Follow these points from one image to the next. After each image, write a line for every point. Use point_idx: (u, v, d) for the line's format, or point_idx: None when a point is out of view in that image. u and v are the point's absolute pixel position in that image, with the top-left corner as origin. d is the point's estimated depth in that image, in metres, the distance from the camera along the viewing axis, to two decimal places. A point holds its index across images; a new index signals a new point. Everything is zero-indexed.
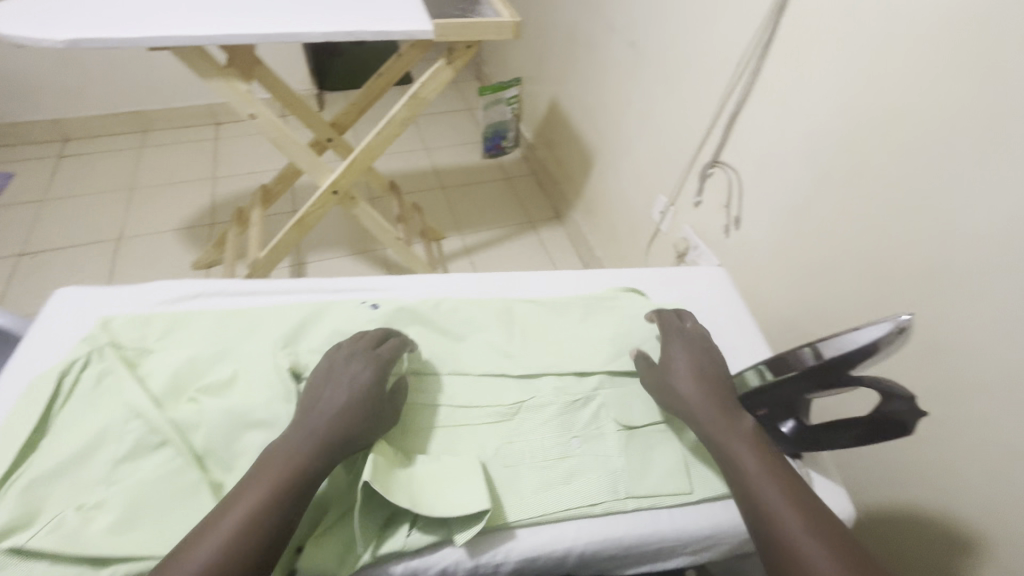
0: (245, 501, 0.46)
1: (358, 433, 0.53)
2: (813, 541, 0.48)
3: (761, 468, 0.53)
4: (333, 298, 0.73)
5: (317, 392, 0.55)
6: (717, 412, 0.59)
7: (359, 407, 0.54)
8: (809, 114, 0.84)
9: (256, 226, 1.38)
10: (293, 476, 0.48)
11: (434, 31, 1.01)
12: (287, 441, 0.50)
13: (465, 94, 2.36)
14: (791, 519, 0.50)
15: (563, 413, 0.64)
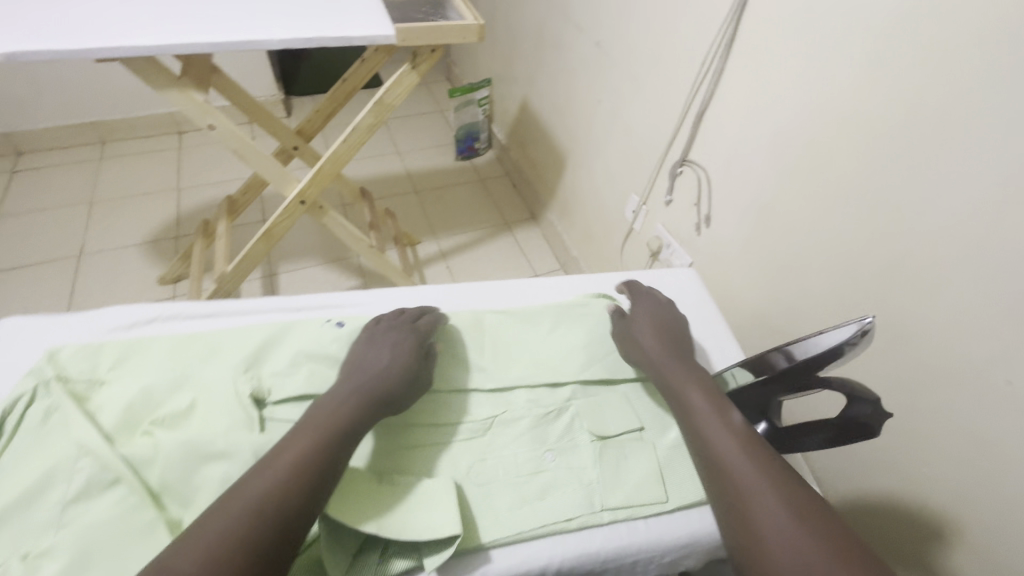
0: (295, 445, 0.50)
1: (396, 392, 0.58)
2: (743, 460, 0.52)
3: (704, 401, 0.58)
4: (298, 316, 0.71)
5: (360, 356, 0.61)
6: (671, 359, 0.65)
7: (398, 370, 0.59)
8: (772, 112, 0.84)
9: (222, 238, 1.34)
10: (340, 426, 0.52)
11: (396, 36, 0.99)
12: (335, 396, 0.55)
13: (436, 95, 2.33)
14: (727, 443, 0.54)
15: (535, 426, 0.64)
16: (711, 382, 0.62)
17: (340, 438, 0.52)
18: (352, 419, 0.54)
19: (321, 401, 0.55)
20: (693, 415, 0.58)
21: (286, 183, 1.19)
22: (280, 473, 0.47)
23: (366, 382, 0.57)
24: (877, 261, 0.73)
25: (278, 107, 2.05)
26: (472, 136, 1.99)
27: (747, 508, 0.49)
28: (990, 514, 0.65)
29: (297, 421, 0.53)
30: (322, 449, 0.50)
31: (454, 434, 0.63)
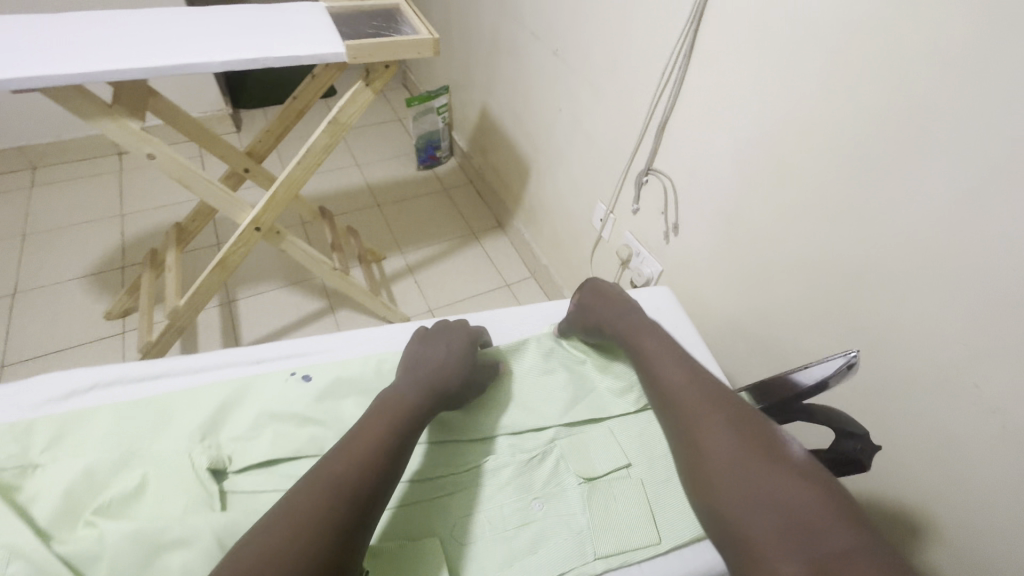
0: (366, 434, 0.54)
1: (458, 385, 0.64)
2: (695, 399, 0.58)
3: (660, 353, 0.64)
4: (256, 369, 0.67)
5: (418, 353, 0.66)
6: (628, 319, 0.70)
7: (459, 364, 0.65)
8: (733, 123, 0.84)
9: (172, 270, 1.25)
10: (410, 414, 0.58)
11: (346, 53, 0.95)
12: (404, 386, 0.61)
13: (394, 104, 2.27)
14: (681, 387, 0.60)
15: (521, 473, 0.63)
16: (666, 335, 0.67)
17: (410, 424, 0.57)
18: (421, 409, 0.59)
19: (390, 390, 0.60)
20: (652, 367, 0.64)
21: (239, 211, 1.13)
22: (360, 454, 0.52)
23: (428, 375, 0.62)
24: (843, 270, 0.74)
25: (227, 123, 1.95)
26: (433, 145, 1.96)
27: (697, 439, 0.55)
28: (962, 512, 0.66)
29: (367, 409, 0.58)
30: (396, 433, 0.55)
31: (442, 488, 0.61)
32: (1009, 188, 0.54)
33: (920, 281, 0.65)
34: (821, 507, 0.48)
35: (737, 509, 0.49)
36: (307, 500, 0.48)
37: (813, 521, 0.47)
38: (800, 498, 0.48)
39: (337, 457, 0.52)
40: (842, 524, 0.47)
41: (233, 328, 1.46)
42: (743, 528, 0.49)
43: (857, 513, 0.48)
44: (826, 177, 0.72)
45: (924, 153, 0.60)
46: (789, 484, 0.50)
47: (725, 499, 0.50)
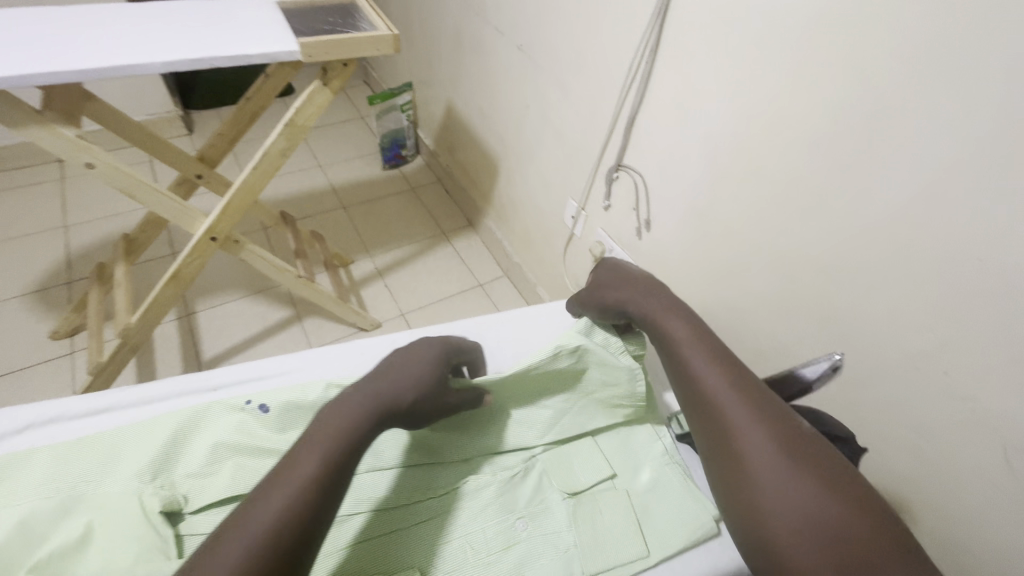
0: (306, 460, 0.48)
1: (416, 400, 0.56)
2: (737, 403, 0.52)
3: (687, 340, 0.59)
4: (213, 397, 0.64)
5: (389, 366, 0.58)
6: (654, 305, 0.64)
7: (421, 378, 0.57)
8: (702, 118, 0.84)
9: (122, 284, 1.17)
10: (357, 433, 0.51)
11: (301, 51, 0.90)
12: (351, 400, 0.53)
13: (356, 101, 2.20)
14: (718, 388, 0.54)
15: (503, 492, 0.61)
16: (701, 324, 0.61)
17: (352, 447, 0.50)
18: (366, 428, 0.52)
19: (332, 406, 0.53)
20: (683, 363, 0.58)
21: (191, 220, 1.07)
22: (294, 488, 0.45)
23: (382, 390, 0.55)
24: (814, 263, 0.74)
25: (178, 125, 1.85)
26: (398, 144, 1.91)
27: (739, 451, 0.49)
28: (935, 496, 0.68)
29: (306, 428, 0.51)
30: (335, 458, 0.48)
31: (411, 517, 0.58)
32: (975, 179, 0.55)
33: (890, 272, 0.65)
34: (881, 542, 0.43)
35: (783, 537, 0.45)
36: (231, 550, 0.41)
37: (873, 558, 0.42)
38: (859, 531, 0.43)
39: (266, 493, 0.45)
40: (907, 565, 0.42)
41: (193, 342, 1.38)
42: (789, 559, 0.44)
43: (916, 548, 0.43)
44: (795, 171, 0.72)
45: (891, 146, 0.61)
46: (847, 514, 0.44)
47: (769, 525, 0.46)
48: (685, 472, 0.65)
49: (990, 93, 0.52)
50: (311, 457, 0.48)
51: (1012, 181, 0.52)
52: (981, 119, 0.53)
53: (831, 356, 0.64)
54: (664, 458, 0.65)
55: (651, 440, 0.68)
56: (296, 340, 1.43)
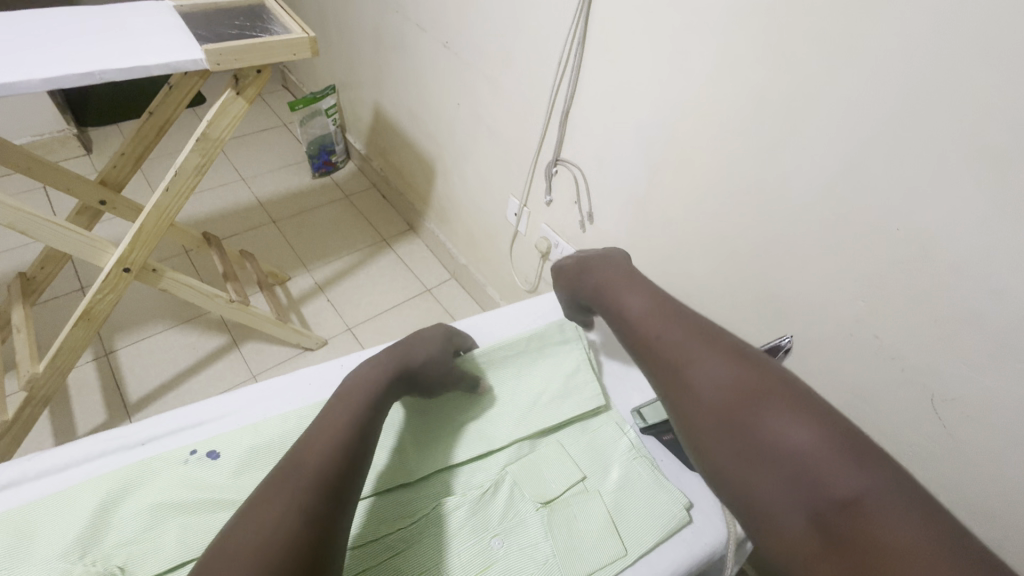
0: (334, 415, 0.54)
1: (426, 366, 0.64)
2: (675, 346, 0.55)
3: (632, 304, 0.62)
4: (146, 452, 0.57)
5: (412, 339, 0.65)
6: (597, 271, 0.69)
7: (431, 351, 0.65)
8: (634, 108, 0.85)
9: (23, 330, 1.05)
10: (356, 423, 0.54)
11: (208, 59, 0.82)
12: (372, 365, 0.61)
13: (276, 109, 2.09)
14: (654, 338, 0.57)
15: (473, 511, 0.59)
16: (644, 288, 0.64)
17: (361, 427, 0.53)
18: (384, 385, 0.59)
19: (336, 396, 0.57)
20: (624, 319, 0.62)
21: (99, 252, 0.97)
22: (337, 433, 0.51)
23: (402, 359, 0.62)
24: (750, 244, 0.77)
25: (73, 145, 1.68)
26: (327, 150, 1.82)
27: (683, 394, 0.52)
28: None
29: (333, 394, 0.58)
30: (348, 436, 0.52)
31: (384, 552, 0.55)
32: (890, 152, 0.58)
33: (819, 246, 0.69)
34: (820, 445, 0.44)
35: (731, 465, 0.47)
36: (286, 489, 0.46)
37: (811, 463, 0.43)
38: (797, 440, 0.45)
39: (311, 445, 0.50)
40: (846, 465, 0.42)
41: (116, 384, 1.26)
42: (741, 484, 0.46)
43: (864, 449, 0.43)
44: (725, 156, 0.75)
45: (813, 126, 0.64)
46: (785, 425, 0.46)
47: (718, 457, 0.48)
48: (652, 463, 0.66)
49: (897, 72, 0.55)
50: (338, 413, 0.54)
51: (921, 153, 0.56)
52: (891, 96, 0.56)
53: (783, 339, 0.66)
54: (630, 453, 0.67)
55: (617, 436, 0.69)
56: (235, 369, 1.33)
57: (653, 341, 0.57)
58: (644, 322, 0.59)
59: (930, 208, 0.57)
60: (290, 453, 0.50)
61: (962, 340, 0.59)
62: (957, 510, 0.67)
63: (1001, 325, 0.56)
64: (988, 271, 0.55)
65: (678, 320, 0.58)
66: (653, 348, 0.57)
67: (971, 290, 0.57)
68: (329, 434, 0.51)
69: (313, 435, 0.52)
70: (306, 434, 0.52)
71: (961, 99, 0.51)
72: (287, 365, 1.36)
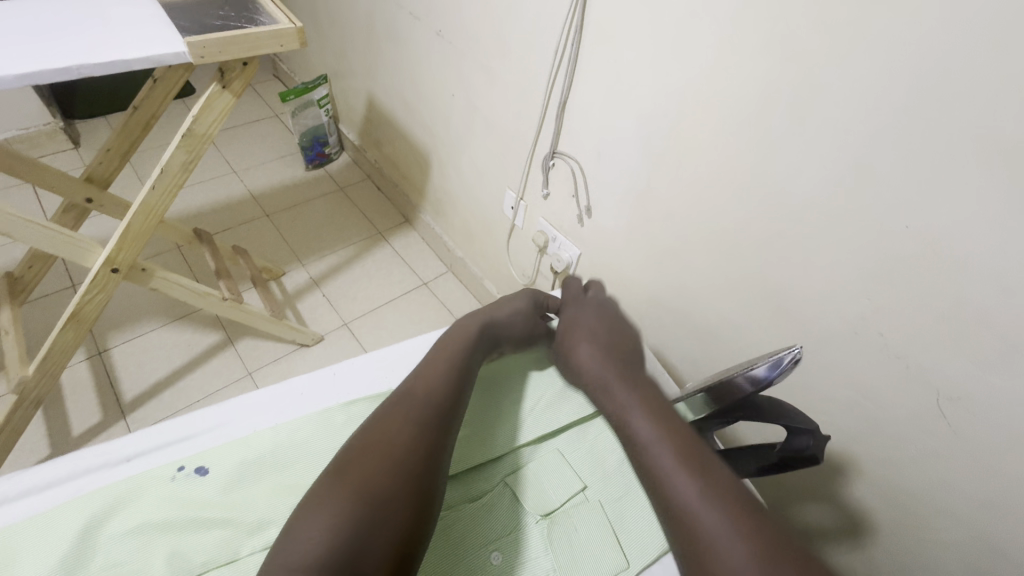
0: (444, 356, 0.64)
1: (510, 323, 0.74)
2: (708, 507, 0.50)
3: (651, 434, 0.56)
4: (132, 468, 0.56)
5: (498, 302, 0.77)
6: (619, 392, 0.63)
7: (518, 311, 0.76)
8: (633, 100, 0.82)
9: (11, 332, 1.03)
10: (456, 370, 0.63)
11: (191, 52, 0.79)
12: (465, 321, 0.71)
13: (267, 99, 2.05)
14: (689, 493, 0.51)
15: (471, 525, 0.58)
16: (663, 414, 0.59)
17: (462, 364, 0.64)
18: (480, 333, 0.70)
19: (439, 342, 0.67)
20: (648, 458, 0.55)
21: (86, 252, 0.94)
22: (447, 371, 0.62)
23: (491, 316, 0.73)
24: (753, 240, 0.75)
25: (60, 139, 1.65)
26: (320, 141, 1.78)
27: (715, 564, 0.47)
28: (881, 449, 0.71)
29: (441, 337, 0.68)
30: (454, 373, 0.62)
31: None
32: (899, 147, 0.56)
33: (824, 243, 0.67)
34: None
35: None
36: (407, 412, 0.56)
37: None
38: None
39: (426, 377, 0.61)
40: None
41: (110, 383, 1.24)
42: None
43: None
44: (728, 149, 0.72)
45: (818, 119, 0.61)
46: None
47: None
48: None
49: (909, 62, 0.52)
50: (447, 356, 0.64)
51: (932, 146, 0.54)
52: (901, 86, 0.54)
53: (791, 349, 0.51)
54: None
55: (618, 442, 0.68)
56: (231, 366, 1.31)
57: (676, 491, 0.52)
58: (665, 463, 0.54)
59: (940, 204, 0.55)
60: (409, 383, 0.61)
61: (970, 338, 0.58)
62: (961, 509, 0.66)
63: (1012, 324, 0.54)
64: (999, 269, 0.53)
65: (702, 467, 0.53)
66: (677, 499, 0.51)
67: (981, 289, 0.55)
68: (439, 371, 0.62)
69: (429, 366, 0.63)
70: (423, 365, 0.64)
71: (975, 91, 0.49)
72: (283, 362, 1.35)
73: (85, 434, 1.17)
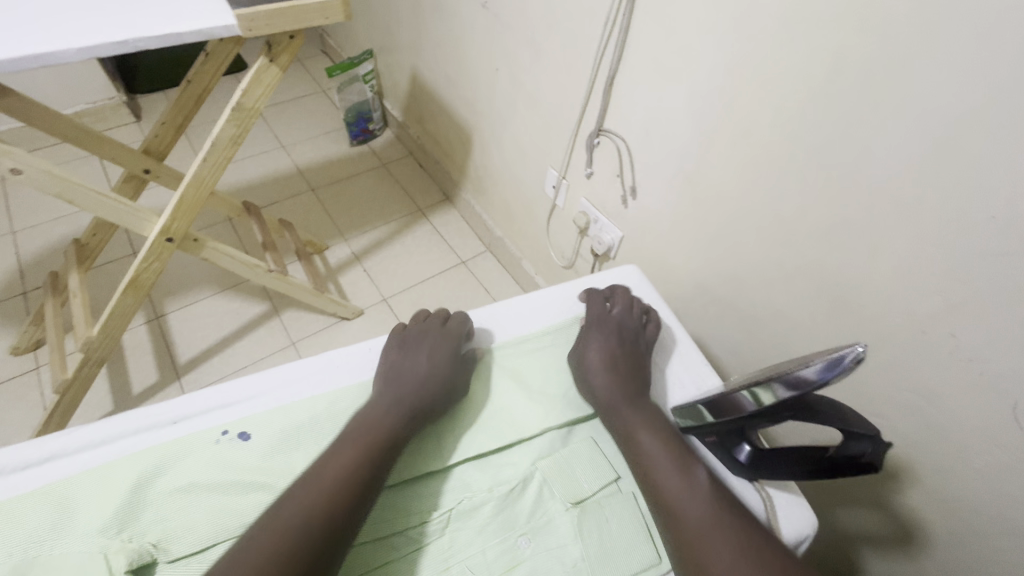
0: (346, 456, 0.54)
1: (437, 397, 0.63)
2: (701, 515, 0.53)
3: (654, 445, 0.59)
4: (179, 428, 0.59)
5: (409, 367, 0.65)
6: (626, 410, 0.63)
7: (439, 376, 0.64)
8: (688, 75, 0.77)
9: (78, 294, 1.09)
10: (374, 457, 0.55)
11: (241, 24, 0.80)
12: (381, 401, 0.60)
13: (315, 74, 2.07)
14: (684, 502, 0.54)
15: (501, 510, 0.57)
16: (669, 435, 0.60)
17: (369, 469, 0.54)
18: (399, 424, 0.59)
19: (331, 451, 0.55)
20: (647, 466, 0.57)
21: (144, 221, 0.99)
22: (346, 471, 0.53)
23: (412, 390, 0.62)
24: (812, 227, 0.70)
25: (124, 112, 1.73)
26: (364, 117, 1.79)
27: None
28: (941, 457, 0.66)
29: (347, 428, 0.58)
30: (358, 475, 0.53)
31: (398, 548, 0.54)
32: (993, 127, 0.50)
33: (896, 232, 0.61)
34: None
35: None
36: (285, 532, 0.47)
37: None
38: None
39: (316, 480, 0.52)
40: None
41: (166, 347, 1.31)
42: None
43: None
44: (792, 128, 0.67)
45: (901, 95, 0.55)
46: None
47: None
48: None
49: (1011, 30, 0.46)
50: (350, 455, 0.54)
51: None
52: (1005, 58, 0.47)
53: (857, 347, 0.46)
54: None
55: None
56: (276, 335, 1.37)
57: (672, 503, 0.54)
58: (665, 478, 0.56)
59: None
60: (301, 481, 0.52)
61: None
62: None
63: None
64: None
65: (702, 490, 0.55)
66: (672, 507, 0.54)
67: None
68: (335, 471, 0.53)
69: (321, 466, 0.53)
70: (314, 467, 0.54)
71: None
72: (325, 334, 1.39)
73: (144, 392, 1.25)
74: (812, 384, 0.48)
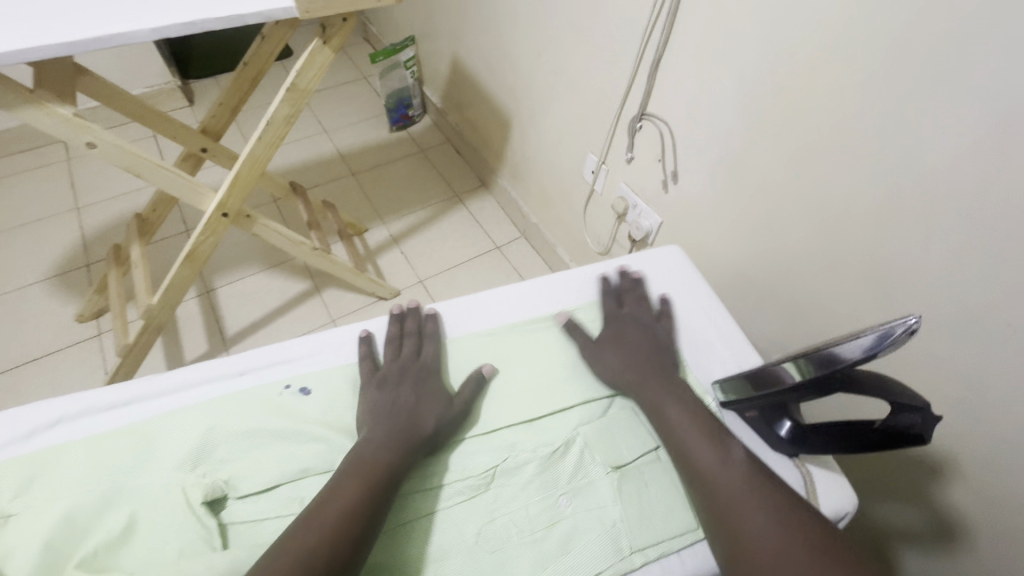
0: (346, 489, 0.51)
1: (436, 425, 0.59)
2: (738, 487, 0.52)
3: (686, 422, 0.58)
4: (242, 381, 0.63)
5: (388, 400, 0.60)
6: (652, 387, 0.63)
7: (433, 406, 0.60)
8: (736, 58, 0.76)
9: (139, 264, 1.16)
10: (378, 479, 0.53)
11: (297, 7, 0.83)
12: (372, 438, 0.56)
13: (358, 62, 2.11)
14: (718, 471, 0.53)
15: (543, 471, 0.59)
16: (699, 409, 0.60)
17: (370, 502, 0.51)
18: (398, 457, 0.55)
19: (326, 489, 0.51)
20: (678, 441, 0.57)
21: (202, 196, 1.04)
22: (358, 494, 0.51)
23: (403, 425, 0.58)
24: (861, 213, 0.69)
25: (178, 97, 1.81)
26: (404, 103, 1.83)
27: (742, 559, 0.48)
28: (989, 452, 0.64)
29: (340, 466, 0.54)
30: (364, 501, 0.51)
31: (448, 497, 0.57)
32: None
33: (951, 219, 0.59)
34: None
35: None
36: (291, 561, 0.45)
37: None
38: None
39: (333, 494, 0.51)
40: None
41: (215, 320, 1.38)
42: None
43: None
44: (844, 111, 0.65)
45: (964, 74, 0.53)
46: None
47: None
48: None
49: None
50: (351, 488, 0.51)
51: None
52: None
53: (909, 317, 0.46)
54: None
55: None
56: (316, 313, 1.42)
57: (707, 474, 0.54)
58: (704, 460, 0.55)
59: None
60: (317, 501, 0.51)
61: None
62: None
63: None
64: None
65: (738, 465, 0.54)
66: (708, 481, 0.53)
67: None
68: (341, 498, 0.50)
69: (324, 498, 0.51)
70: (315, 499, 0.51)
71: None
72: (362, 313, 1.43)
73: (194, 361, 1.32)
74: (864, 354, 0.48)
